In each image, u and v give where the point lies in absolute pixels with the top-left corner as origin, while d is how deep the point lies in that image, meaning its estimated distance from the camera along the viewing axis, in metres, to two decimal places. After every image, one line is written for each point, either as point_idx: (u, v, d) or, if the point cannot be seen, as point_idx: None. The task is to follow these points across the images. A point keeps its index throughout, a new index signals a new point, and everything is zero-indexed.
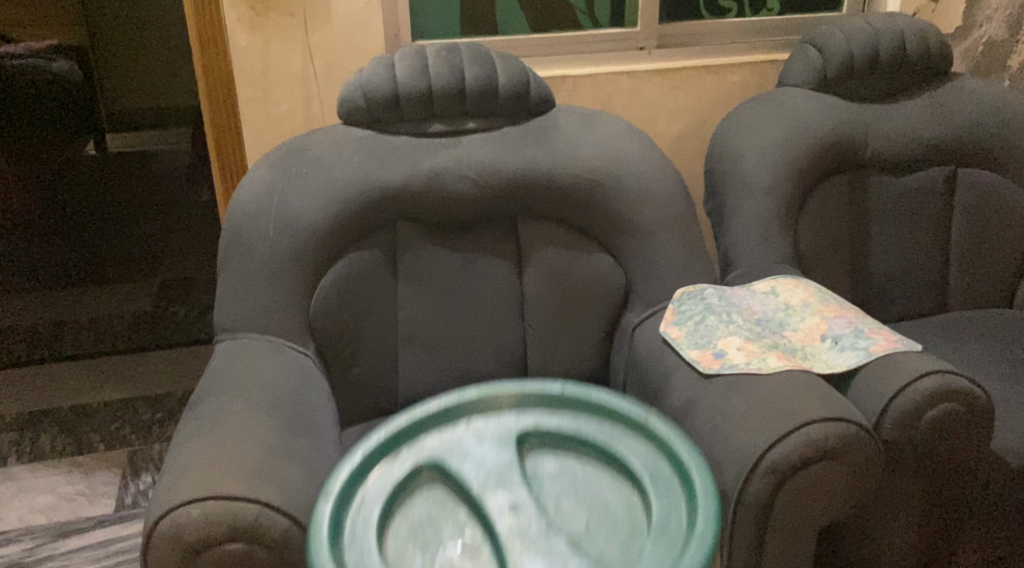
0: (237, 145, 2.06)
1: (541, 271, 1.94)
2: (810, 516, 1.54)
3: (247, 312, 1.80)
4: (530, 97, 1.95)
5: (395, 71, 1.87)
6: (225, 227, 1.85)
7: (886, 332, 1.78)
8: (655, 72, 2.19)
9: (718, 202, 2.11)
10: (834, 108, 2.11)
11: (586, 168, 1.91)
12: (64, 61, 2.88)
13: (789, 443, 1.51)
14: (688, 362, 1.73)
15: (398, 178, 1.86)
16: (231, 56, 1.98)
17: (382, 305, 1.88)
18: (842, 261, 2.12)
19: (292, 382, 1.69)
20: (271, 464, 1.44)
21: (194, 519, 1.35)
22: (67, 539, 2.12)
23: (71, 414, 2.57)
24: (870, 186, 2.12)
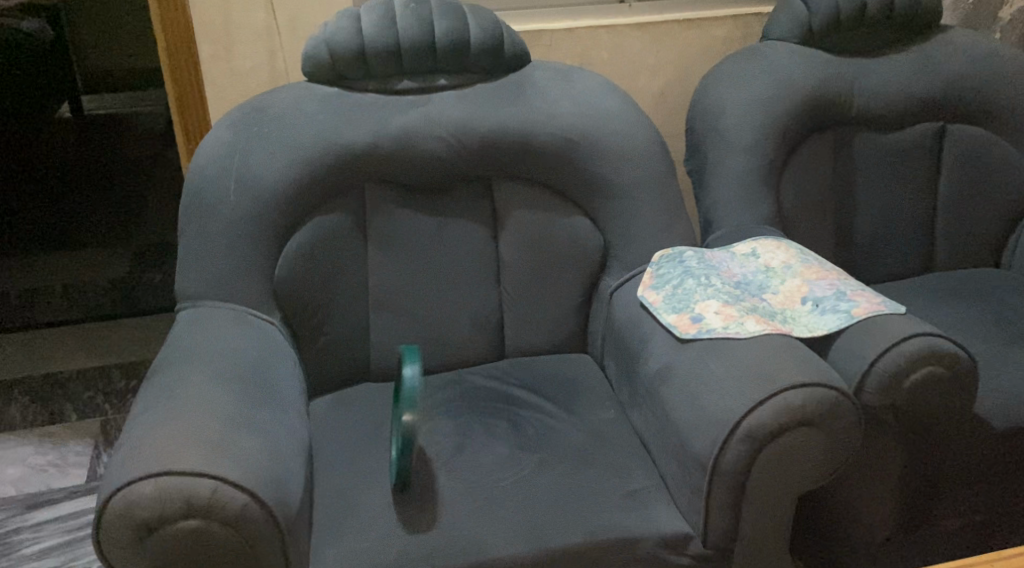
0: (200, 103, 1.99)
1: (515, 234, 1.88)
2: (788, 484, 1.50)
3: (211, 278, 1.74)
4: (503, 52, 1.87)
5: (361, 26, 1.80)
6: (186, 191, 1.78)
7: (868, 293, 1.73)
8: (634, 25, 2.12)
9: (699, 160, 2.05)
10: (819, 62, 2.04)
11: (562, 126, 1.85)
12: (37, 21, 2.82)
13: (766, 409, 1.47)
14: (665, 326, 1.68)
15: (366, 138, 1.80)
16: (191, 10, 1.91)
17: (351, 271, 1.83)
18: (827, 221, 2.06)
19: (255, 352, 1.64)
20: (230, 437, 1.39)
21: (147, 495, 1.31)
22: (36, 511, 2.06)
23: (42, 383, 2.49)
24: (857, 142, 2.06)
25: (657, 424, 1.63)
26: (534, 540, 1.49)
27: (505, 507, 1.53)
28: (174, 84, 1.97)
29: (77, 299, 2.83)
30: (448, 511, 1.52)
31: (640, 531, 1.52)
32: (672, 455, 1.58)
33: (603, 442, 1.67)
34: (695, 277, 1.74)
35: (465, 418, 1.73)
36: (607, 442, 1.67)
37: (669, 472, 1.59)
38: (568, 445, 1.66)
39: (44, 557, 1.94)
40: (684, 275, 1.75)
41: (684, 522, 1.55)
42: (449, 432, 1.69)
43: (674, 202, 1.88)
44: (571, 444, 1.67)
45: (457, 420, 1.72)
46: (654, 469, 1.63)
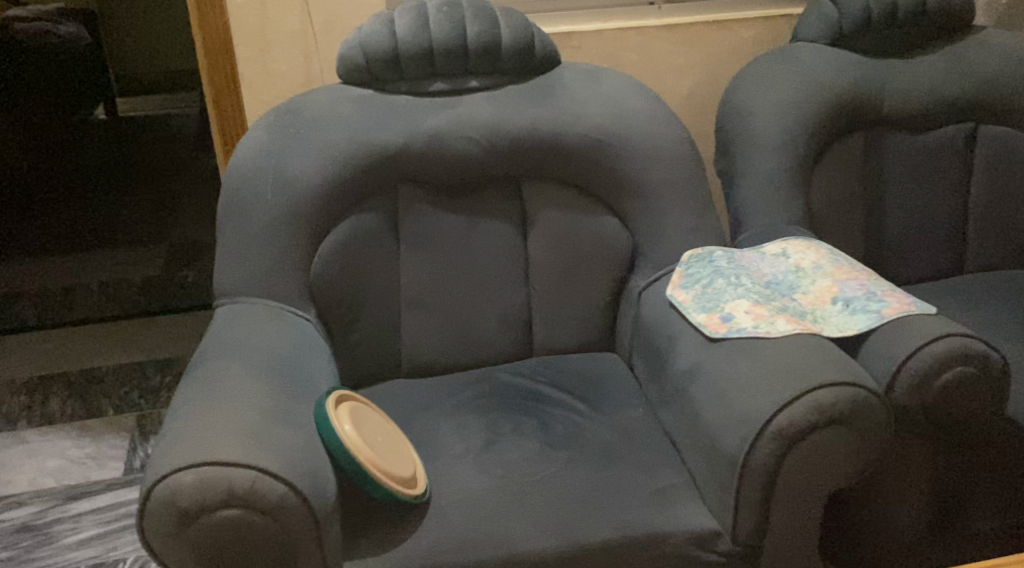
0: (236, 104, 2.03)
1: (545, 233, 1.90)
2: (818, 483, 1.50)
3: (246, 275, 1.78)
4: (534, 54, 1.89)
5: (395, 29, 1.82)
6: (223, 189, 1.81)
7: (899, 294, 1.73)
8: (664, 27, 2.13)
9: (728, 161, 2.05)
10: (850, 64, 2.04)
11: (592, 127, 1.86)
12: (73, 25, 2.76)
13: (796, 408, 1.48)
14: (694, 325, 1.69)
15: (398, 138, 1.82)
16: (228, 13, 1.95)
17: (383, 269, 1.85)
18: (856, 222, 2.06)
19: (291, 347, 1.67)
20: (267, 429, 1.42)
21: (189, 485, 1.34)
22: (75, 502, 2.10)
23: (80, 379, 2.54)
24: (887, 143, 2.06)
25: (686, 422, 1.64)
26: (563, 535, 1.50)
27: (535, 503, 1.55)
28: (211, 85, 2.00)
29: (113, 296, 2.89)
30: (478, 506, 1.54)
31: (668, 527, 1.53)
32: (701, 452, 1.59)
33: (632, 440, 1.69)
34: (725, 277, 1.75)
35: (495, 414, 1.75)
36: (635, 440, 1.69)
37: (698, 469, 1.60)
38: (596, 441, 1.68)
39: (83, 547, 1.98)
40: (714, 274, 1.76)
41: (712, 519, 1.56)
42: (479, 429, 1.71)
43: (703, 202, 1.89)
44: (600, 441, 1.68)
45: (487, 417, 1.74)
46: (683, 467, 1.64)
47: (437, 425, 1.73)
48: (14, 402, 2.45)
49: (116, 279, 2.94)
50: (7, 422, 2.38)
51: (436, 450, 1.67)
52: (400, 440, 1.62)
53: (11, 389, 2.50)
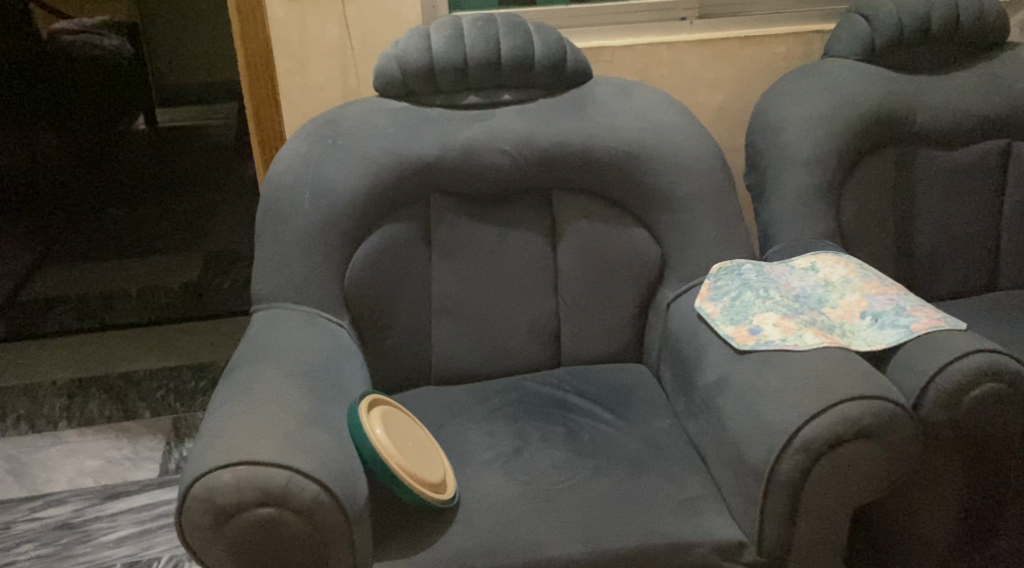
0: (275, 116, 2.08)
1: (575, 244, 1.92)
2: (845, 495, 1.51)
3: (282, 282, 1.82)
4: (566, 68, 1.92)
5: (431, 42, 1.86)
6: (262, 199, 1.86)
7: (928, 309, 1.73)
8: (695, 43, 2.15)
9: (758, 175, 2.06)
10: (881, 80, 2.04)
11: (623, 141, 1.89)
12: (117, 38, 2.78)
13: (824, 420, 1.49)
14: (722, 338, 1.71)
15: (432, 150, 1.86)
16: (270, 27, 2.00)
17: (415, 277, 1.88)
18: (886, 237, 2.07)
19: (326, 352, 1.70)
20: (302, 431, 1.45)
21: (226, 484, 1.37)
22: (113, 502, 2.15)
23: (118, 381, 2.60)
24: (919, 159, 2.07)
25: (713, 433, 1.65)
26: (589, 542, 1.52)
27: (562, 510, 1.57)
28: (252, 97, 2.05)
29: (150, 303, 3.11)
30: (506, 511, 1.56)
31: (693, 537, 1.54)
32: (727, 463, 1.60)
33: (658, 450, 1.70)
34: (753, 290, 1.76)
35: (523, 423, 1.77)
36: (662, 450, 1.70)
37: (723, 480, 1.62)
38: (623, 451, 1.70)
39: (120, 545, 2.03)
40: (743, 287, 1.78)
41: (737, 529, 1.57)
42: (507, 436, 1.73)
43: (732, 216, 1.91)
44: (627, 450, 1.70)
45: (515, 424, 1.77)
46: (708, 477, 1.66)
47: (466, 432, 1.76)
48: (54, 403, 2.51)
49: (153, 287, 3.10)
50: (48, 422, 2.44)
51: (465, 456, 1.69)
52: (430, 445, 1.65)
53: (52, 391, 2.56)
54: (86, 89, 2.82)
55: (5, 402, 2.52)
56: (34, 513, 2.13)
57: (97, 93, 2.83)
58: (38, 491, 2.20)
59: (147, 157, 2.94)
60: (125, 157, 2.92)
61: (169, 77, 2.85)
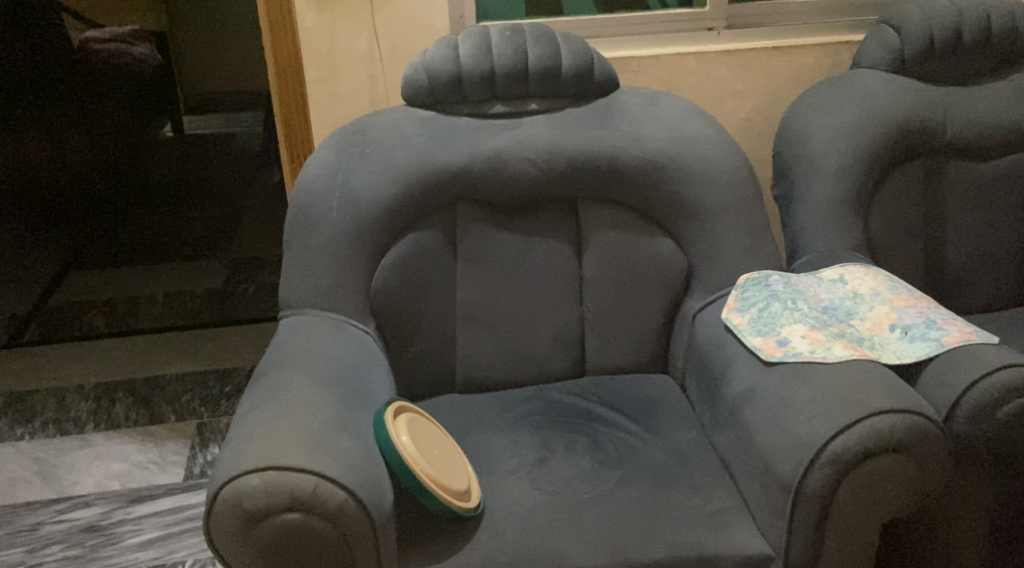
0: (304, 123, 2.09)
1: (601, 254, 1.92)
2: (875, 509, 1.50)
3: (309, 288, 1.82)
4: (593, 78, 1.92)
5: (459, 52, 1.86)
6: (290, 206, 1.87)
7: (959, 323, 1.72)
8: (723, 53, 2.14)
9: (785, 186, 2.05)
10: (911, 91, 2.03)
11: (651, 151, 1.88)
12: (145, 46, 2.79)
13: (853, 433, 1.47)
14: (750, 349, 1.70)
15: (459, 159, 1.86)
16: (299, 37, 2.01)
17: (441, 285, 1.89)
18: (915, 249, 2.05)
19: (353, 359, 1.71)
20: (329, 437, 1.46)
21: (254, 488, 1.38)
22: (139, 505, 2.16)
23: (144, 386, 2.61)
24: (948, 172, 2.05)
25: (739, 445, 1.64)
26: (615, 553, 1.51)
27: (588, 520, 1.56)
28: (281, 105, 2.07)
29: (176, 308, 3.13)
30: (531, 520, 1.56)
31: (720, 549, 1.53)
32: (754, 475, 1.59)
33: (684, 461, 1.69)
34: (781, 302, 1.75)
35: (548, 432, 1.76)
36: (688, 461, 1.69)
37: (750, 492, 1.60)
38: (649, 462, 1.69)
39: (145, 548, 2.04)
40: (770, 298, 1.77)
41: (764, 542, 1.56)
42: (531, 445, 1.73)
43: (760, 227, 1.90)
44: (652, 461, 1.69)
45: (540, 434, 1.76)
46: (735, 490, 1.64)
47: (490, 440, 1.75)
48: (81, 407, 2.53)
49: (180, 292, 3.13)
50: (75, 425, 2.46)
51: (489, 465, 1.69)
52: (455, 453, 1.65)
53: (79, 394, 2.58)
54: (113, 94, 2.83)
55: (33, 405, 2.54)
56: (61, 515, 2.15)
57: (126, 98, 2.84)
58: (65, 494, 2.21)
59: (171, 162, 2.93)
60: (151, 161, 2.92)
61: (198, 85, 2.85)
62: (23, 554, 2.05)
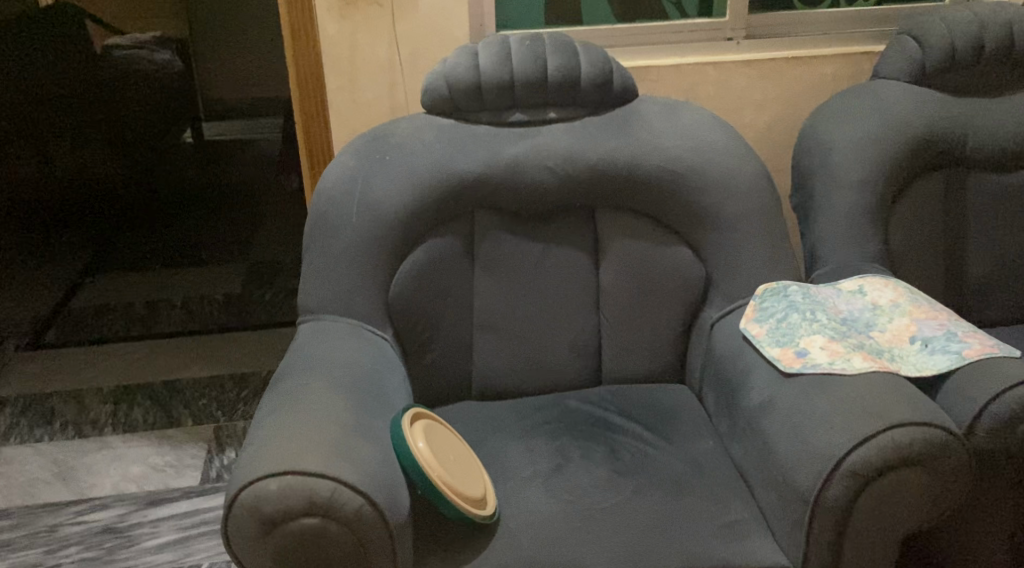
0: (324, 130, 2.10)
1: (619, 262, 1.92)
2: (895, 523, 1.49)
3: (328, 294, 1.83)
4: (612, 87, 1.92)
5: (479, 60, 1.86)
6: (310, 212, 1.88)
7: (980, 335, 1.71)
8: (743, 63, 2.14)
9: (805, 196, 2.04)
10: (932, 102, 2.02)
11: (669, 159, 1.88)
12: (167, 52, 2.97)
13: (874, 445, 1.47)
14: (768, 360, 1.69)
15: (479, 166, 1.87)
16: (321, 44, 2.02)
17: (459, 291, 1.89)
18: (934, 261, 2.04)
19: (371, 364, 1.72)
20: (347, 442, 1.46)
21: (272, 492, 1.38)
22: (156, 507, 2.17)
23: (162, 389, 2.62)
24: (969, 183, 2.04)
25: (757, 456, 1.63)
26: (631, 562, 1.51)
27: (603, 529, 1.56)
28: (301, 112, 2.08)
29: (196, 310, 2.94)
30: (547, 529, 1.56)
31: (738, 560, 1.52)
32: (771, 486, 1.58)
33: (701, 471, 1.68)
34: (800, 313, 1.75)
35: (564, 440, 1.76)
36: (704, 471, 1.69)
37: (768, 503, 1.59)
38: (665, 471, 1.68)
39: (162, 551, 2.05)
40: (789, 309, 1.76)
41: (782, 555, 1.55)
42: (547, 453, 1.73)
43: (779, 237, 1.89)
44: (670, 471, 1.68)
45: (556, 442, 1.76)
46: (752, 501, 1.64)
47: (507, 448, 1.75)
48: (100, 410, 2.54)
49: (198, 296, 2.99)
50: (94, 427, 2.47)
51: (506, 472, 1.69)
52: (471, 459, 1.65)
53: (98, 397, 2.60)
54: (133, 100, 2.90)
55: (52, 407, 2.56)
56: (79, 517, 2.16)
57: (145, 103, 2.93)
58: (84, 495, 2.22)
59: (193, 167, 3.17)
60: (168, 164, 3.08)
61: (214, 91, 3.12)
62: (41, 555, 2.06)
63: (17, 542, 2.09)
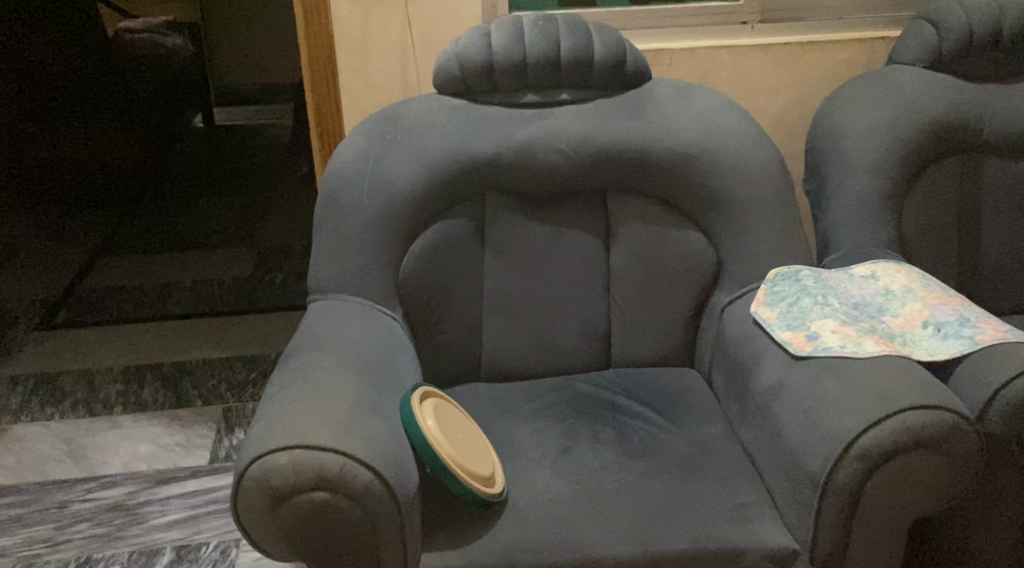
0: (336, 112, 2.10)
1: (630, 246, 1.91)
2: (905, 507, 1.48)
3: (338, 273, 1.83)
4: (626, 69, 1.91)
5: (491, 41, 1.85)
6: (321, 192, 1.87)
7: (994, 321, 1.70)
8: (757, 47, 2.13)
9: (818, 182, 2.03)
10: (949, 88, 2.00)
11: (683, 142, 1.87)
12: (178, 37, 2.95)
13: (884, 429, 1.46)
14: (779, 343, 1.68)
15: (490, 147, 1.86)
16: (333, 24, 2.02)
17: (468, 273, 1.89)
18: (948, 248, 2.02)
19: (380, 343, 1.72)
20: (357, 418, 1.46)
21: (282, 466, 1.38)
22: (165, 486, 2.18)
23: (171, 370, 2.63)
24: (986, 170, 2.02)
25: (766, 440, 1.63)
26: (639, 542, 1.51)
27: (612, 509, 1.56)
28: (313, 92, 2.07)
29: (204, 294, 2.95)
30: (555, 509, 1.55)
31: (746, 542, 1.52)
32: (781, 469, 1.58)
33: (710, 455, 1.68)
34: (812, 297, 1.74)
35: (572, 422, 1.76)
36: (713, 454, 1.68)
37: (777, 487, 1.59)
38: (673, 454, 1.68)
39: (169, 529, 2.06)
40: (800, 293, 1.75)
41: (790, 538, 1.54)
42: (556, 434, 1.72)
43: (791, 221, 1.88)
44: (678, 453, 1.68)
45: (564, 423, 1.76)
46: (761, 484, 1.63)
47: (515, 429, 1.75)
48: (110, 389, 2.54)
49: (209, 280, 3.00)
50: (103, 407, 2.48)
51: (514, 453, 1.69)
52: (480, 439, 1.65)
53: (108, 376, 2.61)
54: (138, 83, 2.88)
55: (62, 386, 2.56)
56: (89, 494, 2.17)
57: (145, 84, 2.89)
58: (93, 473, 2.23)
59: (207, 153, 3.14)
60: (191, 150, 3.11)
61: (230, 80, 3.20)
62: (51, 531, 2.07)
63: (27, 518, 2.10)
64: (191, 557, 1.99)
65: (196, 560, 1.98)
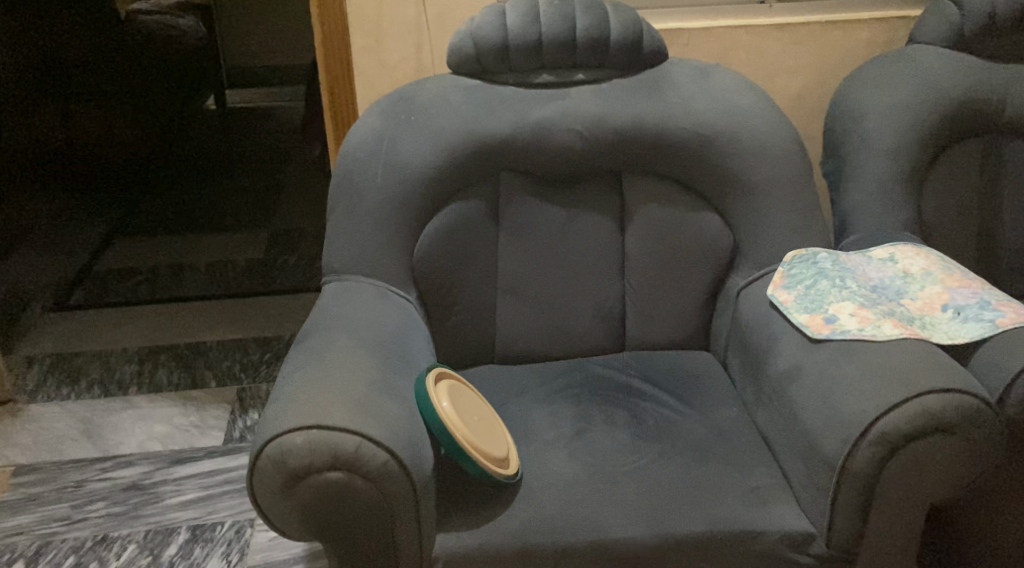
0: (349, 91, 2.08)
1: (645, 228, 1.89)
2: (923, 491, 1.47)
3: (353, 254, 1.82)
4: (643, 49, 1.89)
5: (507, 19, 1.83)
6: (335, 173, 1.86)
7: (1014, 304, 1.68)
8: (776, 27, 2.10)
9: (836, 162, 2.01)
10: (971, 69, 1.97)
11: (700, 123, 1.85)
12: (190, 19, 2.86)
13: (902, 413, 1.44)
14: (797, 326, 1.67)
15: (505, 129, 1.84)
16: (347, 3, 2.00)
17: (483, 254, 1.88)
18: (967, 231, 2.00)
19: (395, 324, 1.72)
20: (373, 400, 1.46)
21: (298, 446, 1.38)
22: (179, 466, 2.19)
23: (185, 350, 2.64)
24: (1008, 152, 1.99)
25: (783, 424, 1.62)
26: (653, 525, 1.50)
27: (626, 492, 1.55)
28: (327, 72, 2.06)
29: (218, 275, 2.96)
30: (569, 491, 1.55)
31: (761, 525, 1.51)
32: (797, 452, 1.57)
33: (725, 439, 1.67)
34: (829, 279, 1.72)
35: (587, 405, 1.75)
36: (729, 438, 1.67)
37: (792, 470, 1.58)
38: (689, 437, 1.67)
39: (185, 509, 2.06)
40: (817, 276, 1.73)
41: (806, 521, 1.53)
42: (570, 417, 1.72)
43: (809, 203, 1.86)
44: (694, 436, 1.67)
45: (579, 406, 1.75)
46: (777, 467, 1.62)
47: (529, 412, 1.74)
48: (125, 370, 2.55)
49: (223, 261, 3.03)
50: (118, 387, 2.48)
51: (528, 436, 1.68)
52: (496, 422, 1.64)
53: (122, 357, 2.61)
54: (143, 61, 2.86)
55: (79, 365, 2.57)
56: (104, 473, 2.18)
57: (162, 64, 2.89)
58: (109, 453, 2.24)
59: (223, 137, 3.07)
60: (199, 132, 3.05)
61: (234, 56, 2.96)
62: (69, 510, 2.08)
63: (45, 497, 2.11)
64: (207, 536, 1.99)
65: (211, 539, 1.99)
